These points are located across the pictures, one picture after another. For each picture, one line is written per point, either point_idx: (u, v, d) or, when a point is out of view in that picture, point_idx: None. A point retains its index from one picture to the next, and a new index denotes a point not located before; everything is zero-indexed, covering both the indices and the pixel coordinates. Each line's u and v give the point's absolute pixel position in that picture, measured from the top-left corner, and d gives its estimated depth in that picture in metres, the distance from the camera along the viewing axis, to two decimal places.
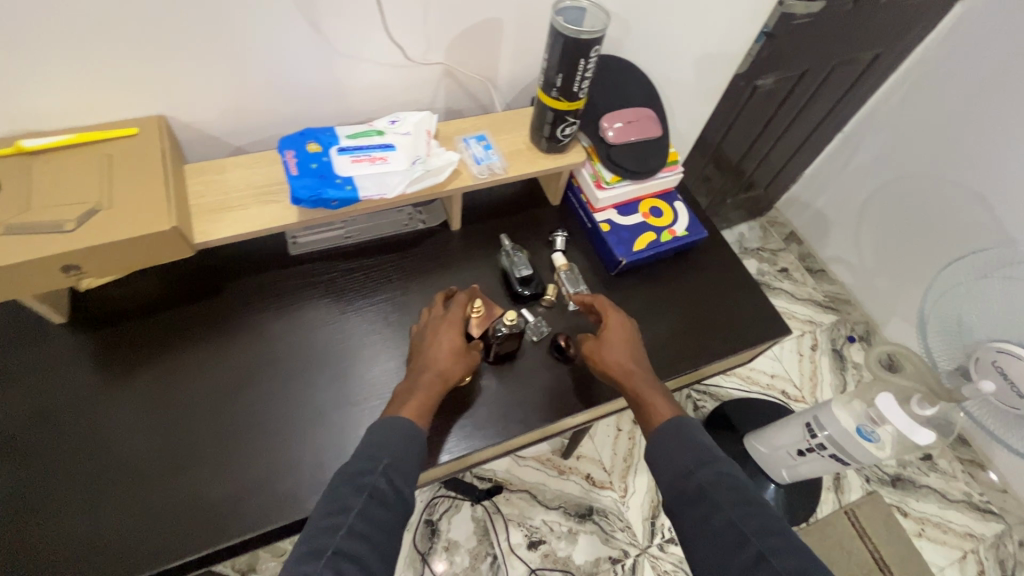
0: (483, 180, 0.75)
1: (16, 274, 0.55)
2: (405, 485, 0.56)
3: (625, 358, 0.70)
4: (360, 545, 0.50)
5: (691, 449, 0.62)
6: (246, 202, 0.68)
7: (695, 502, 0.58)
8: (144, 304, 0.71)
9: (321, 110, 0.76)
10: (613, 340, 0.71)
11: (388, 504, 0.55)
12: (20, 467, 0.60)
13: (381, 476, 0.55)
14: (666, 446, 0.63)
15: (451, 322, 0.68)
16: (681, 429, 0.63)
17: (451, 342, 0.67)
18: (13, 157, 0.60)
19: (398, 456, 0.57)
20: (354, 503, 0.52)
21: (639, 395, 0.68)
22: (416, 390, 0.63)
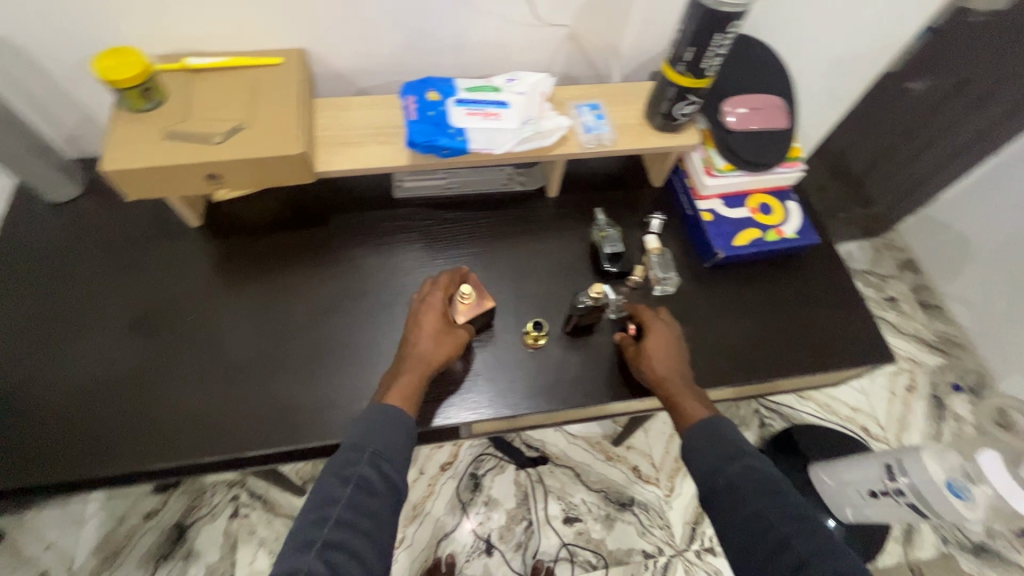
0: (590, 150, 0.74)
1: (170, 175, 0.62)
2: (394, 473, 0.58)
3: (664, 359, 0.68)
4: (347, 532, 0.53)
5: (719, 444, 0.61)
6: (365, 139, 0.71)
7: (718, 493, 0.57)
8: (263, 221, 0.78)
9: (443, 60, 0.78)
10: (652, 340, 0.69)
11: (379, 493, 0.56)
12: (151, 342, 0.70)
13: (367, 466, 0.57)
14: (698, 444, 0.61)
15: (431, 304, 0.68)
16: (717, 434, 0.61)
17: (434, 327, 0.67)
18: (178, 73, 0.67)
19: (383, 446, 0.59)
20: (341, 495, 0.55)
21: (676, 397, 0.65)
22: (399, 375, 0.64)
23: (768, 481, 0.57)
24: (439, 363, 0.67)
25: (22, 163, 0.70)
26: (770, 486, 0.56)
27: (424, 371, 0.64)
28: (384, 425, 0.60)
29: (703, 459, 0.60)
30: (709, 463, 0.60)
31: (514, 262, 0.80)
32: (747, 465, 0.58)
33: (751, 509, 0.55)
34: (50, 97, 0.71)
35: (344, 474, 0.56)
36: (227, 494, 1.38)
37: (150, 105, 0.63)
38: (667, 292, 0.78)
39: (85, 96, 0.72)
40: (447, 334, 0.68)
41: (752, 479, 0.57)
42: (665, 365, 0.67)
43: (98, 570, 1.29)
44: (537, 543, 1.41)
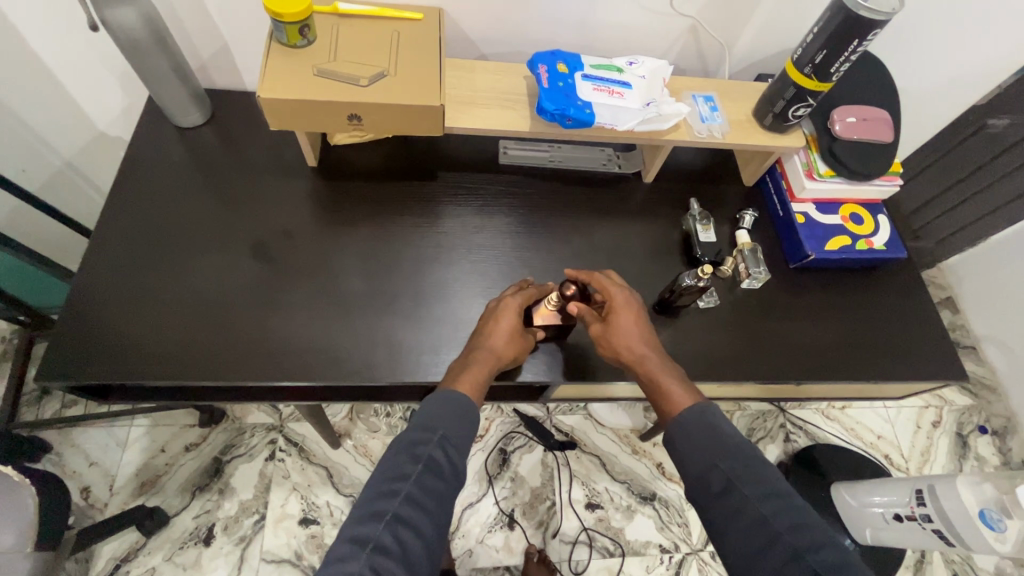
0: (701, 139, 0.77)
1: (316, 111, 0.66)
2: (459, 457, 0.57)
3: (633, 341, 0.63)
4: (415, 510, 0.52)
5: (713, 438, 0.54)
6: (490, 102, 0.74)
7: (715, 493, 0.51)
8: (375, 171, 0.82)
9: (566, 36, 0.81)
10: (615, 319, 0.65)
11: (443, 474, 0.55)
12: (270, 268, 0.74)
13: (436, 447, 0.55)
14: (685, 441, 0.54)
15: (511, 306, 0.68)
16: (703, 419, 0.55)
17: (510, 325, 0.67)
18: (328, 16, 0.70)
19: (452, 431, 0.57)
20: (411, 472, 0.53)
21: (654, 378, 0.61)
22: (469, 364, 0.63)
23: (771, 478, 0.51)
24: (506, 361, 0.66)
25: (165, 86, 0.74)
26: (774, 488, 0.50)
27: (494, 366, 0.64)
28: (456, 411, 0.58)
29: (698, 459, 0.53)
30: (702, 463, 0.52)
31: (607, 238, 0.83)
32: (749, 464, 0.52)
33: (757, 515, 0.49)
34: (197, 26, 0.75)
35: (415, 452, 0.54)
36: (265, 437, 1.42)
37: (304, 43, 0.66)
38: (754, 286, 0.81)
39: (228, 28, 0.75)
40: (519, 336, 0.68)
41: (756, 478, 0.51)
42: (635, 347, 0.63)
43: (138, 493, 1.33)
44: (559, 524, 1.44)
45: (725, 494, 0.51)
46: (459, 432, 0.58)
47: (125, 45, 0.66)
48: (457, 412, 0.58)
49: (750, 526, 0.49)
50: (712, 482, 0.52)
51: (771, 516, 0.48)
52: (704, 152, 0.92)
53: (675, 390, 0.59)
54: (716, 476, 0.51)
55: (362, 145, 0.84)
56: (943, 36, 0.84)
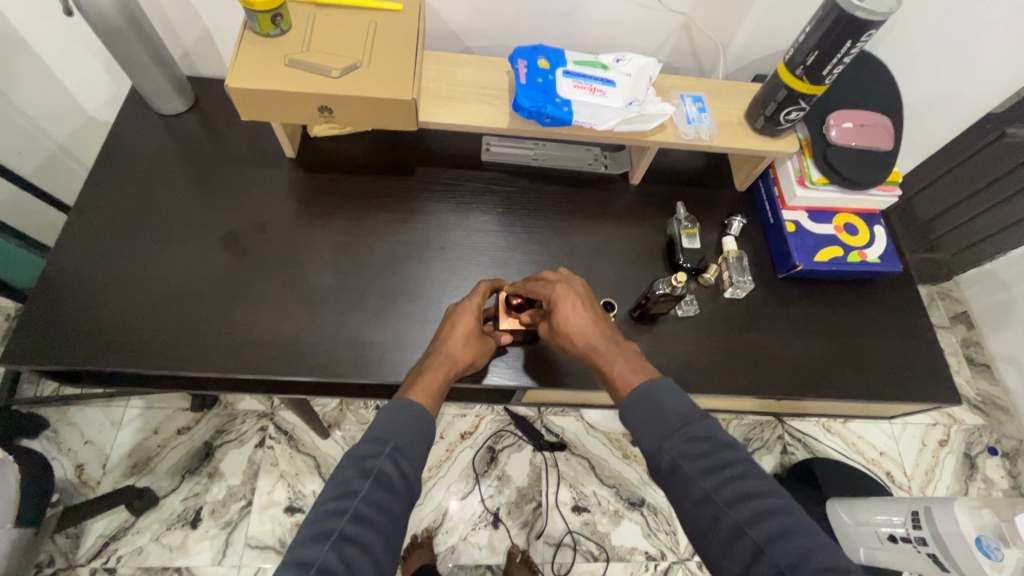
0: (687, 141, 0.74)
1: (287, 102, 0.65)
2: (412, 471, 0.55)
3: (579, 332, 0.62)
4: (364, 528, 0.50)
5: (657, 416, 0.52)
6: (468, 97, 0.72)
7: (668, 474, 0.50)
8: (354, 165, 0.81)
9: (553, 31, 0.78)
10: (555, 309, 0.63)
11: (394, 489, 0.53)
12: (241, 259, 0.74)
13: (386, 460, 0.54)
14: (636, 424, 0.53)
15: (467, 310, 0.67)
16: (649, 400, 0.54)
17: (466, 330, 0.66)
18: (304, 5, 0.69)
19: (406, 442, 0.56)
20: (359, 489, 0.52)
21: (604, 366, 0.59)
22: (423, 371, 0.62)
23: (718, 446, 0.50)
24: (463, 365, 0.65)
25: (145, 73, 0.74)
26: (719, 457, 0.49)
27: (448, 372, 0.62)
28: (410, 420, 0.57)
29: (645, 441, 0.52)
30: (650, 445, 0.52)
31: (589, 240, 0.81)
32: (691, 436, 0.51)
33: (704, 489, 0.48)
34: (177, 13, 0.74)
35: (363, 466, 0.53)
36: (255, 424, 1.43)
37: (277, 32, 0.65)
38: (737, 296, 0.78)
39: (208, 16, 0.75)
40: (478, 340, 0.67)
41: (697, 451, 0.50)
42: (580, 335, 0.61)
43: (129, 473, 1.35)
44: (544, 525, 1.43)
45: (674, 473, 0.50)
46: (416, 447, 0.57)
47: (102, 32, 0.66)
48: (413, 423, 0.57)
49: (699, 497, 0.48)
50: (660, 467, 0.51)
51: (714, 490, 0.48)
52: (695, 154, 0.89)
53: (624, 376, 0.57)
54: (664, 457, 0.51)
55: (342, 136, 0.82)
56: (949, 42, 0.80)
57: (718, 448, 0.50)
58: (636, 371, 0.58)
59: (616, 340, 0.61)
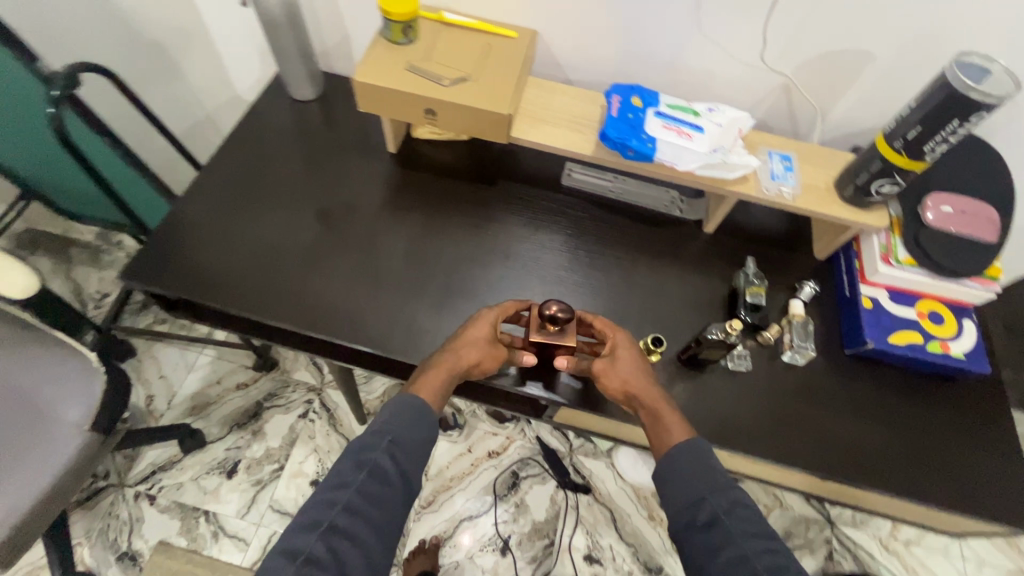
0: (767, 197, 0.73)
1: (400, 101, 0.72)
2: (405, 464, 0.59)
3: (631, 377, 0.66)
4: (353, 518, 0.54)
5: (703, 473, 0.56)
6: (559, 122, 0.77)
7: (701, 527, 0.53)
8: (444, 168, 0.88)
9: (653, 76, 0.82)
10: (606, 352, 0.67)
11: (387, 481, 0.57)
12: (329, 232, 0.82)
13: (382, 454, 0.58)
14: (677, 471, 0.57)
15: (484, 321, 0.69)
16: (693, 455, 0.57)
17: (473, 340, 0.68)
18: (432, 22, 0.77)
19: (403, 437, 0.60)
20: (353, 480, 0.56)
21: (652, 416, 0.63)
22: (425, 373, 0.66)
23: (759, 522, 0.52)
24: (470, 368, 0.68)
25: (289, 62, 0.86)
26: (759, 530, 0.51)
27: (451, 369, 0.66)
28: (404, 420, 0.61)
29: (683, 492, 0.55)
30: (688, 495, 0.55)
31: (651, 276, 0.82)
32: (714, 519, 0.53)
33: None
34: (327, 16, 0.86)
35: (359, 459, 0.57)
36: (304, 395, 1.52)
37: (405, 41, 0.74)
38: (796, 361, 0.75)
39: (351, 23, 0.86)
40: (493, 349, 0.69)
41: None
42: (629, 382, 0.65)
43: (188, 413, 1.48)
44: (552, 565, 1.38)
45: (708, 527, 0.52)
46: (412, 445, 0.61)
47: (265, 24, 0.78)
48: (409, 420, 0.61)
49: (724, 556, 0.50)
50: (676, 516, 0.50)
51: None
52: (777, 213, 0.88)
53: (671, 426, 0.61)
54: (703, 511, 0.53)
55: (440, 142, 0.90)
56: None
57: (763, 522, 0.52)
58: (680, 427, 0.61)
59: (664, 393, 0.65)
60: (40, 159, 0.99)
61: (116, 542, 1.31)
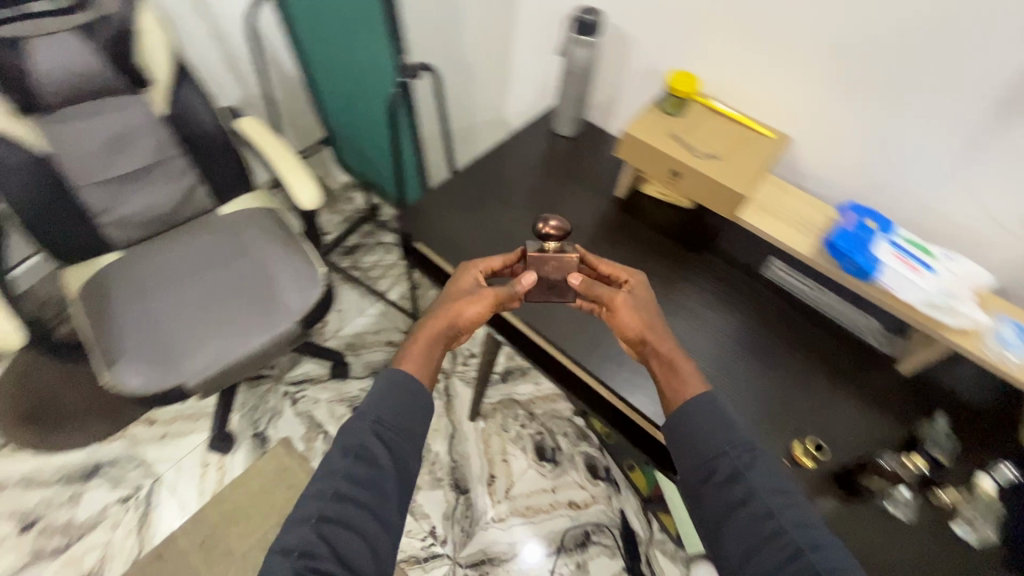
0: (987, 359, 0.71)
1: (650, 153, 0.85)
2: (392, 441, 0.64)
3: (643, 318, 0.74)
4: (348, 507, 0.58)
5: (723, 426, 0.60)
6: (788, 216, 0.84)
7: (750, 510, 0.54)
8: (661, 220, 0.99)
9: (900, 191, 0.89)
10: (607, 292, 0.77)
11: (381, 463, 0.62)
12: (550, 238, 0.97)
13: (369, 435, 0.63)
14: (712, 437, 0.59)
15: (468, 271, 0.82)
16: (711, 411, 0.61)
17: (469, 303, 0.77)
18: (704, 108, 0.91)
19: (385, 416, 0.65)
20: (341, 466, 0.61)
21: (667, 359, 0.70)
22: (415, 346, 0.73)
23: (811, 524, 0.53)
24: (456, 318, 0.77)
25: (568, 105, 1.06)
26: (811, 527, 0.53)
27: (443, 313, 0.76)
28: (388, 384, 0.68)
29: (705, 444, 0.59)
30: (718, 445, 0.58)
31: (824, 387, 0.81)
32: None
33: None
34: (625, 64, 1.08)
35: (346, 447, 0.62)
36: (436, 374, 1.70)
37: (675, 114, 0.88)
38: (968, 538, 0.70)
39: (641, 83, 1.07)
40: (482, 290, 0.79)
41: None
42: (637, 323, 0.73)
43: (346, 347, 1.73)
44: None
45: (745, 501, 0.55)
46: (398, 417, 0.66)
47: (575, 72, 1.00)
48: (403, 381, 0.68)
49: (770, 546, 0.52)
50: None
51: None
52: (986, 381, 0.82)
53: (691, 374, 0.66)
54: (726, 465, 0.57)
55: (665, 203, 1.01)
56: None
57: (800, 504, 0.55)
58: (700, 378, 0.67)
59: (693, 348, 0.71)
60: (355, 106, 1.27)
61: (258, 421, 1.57)
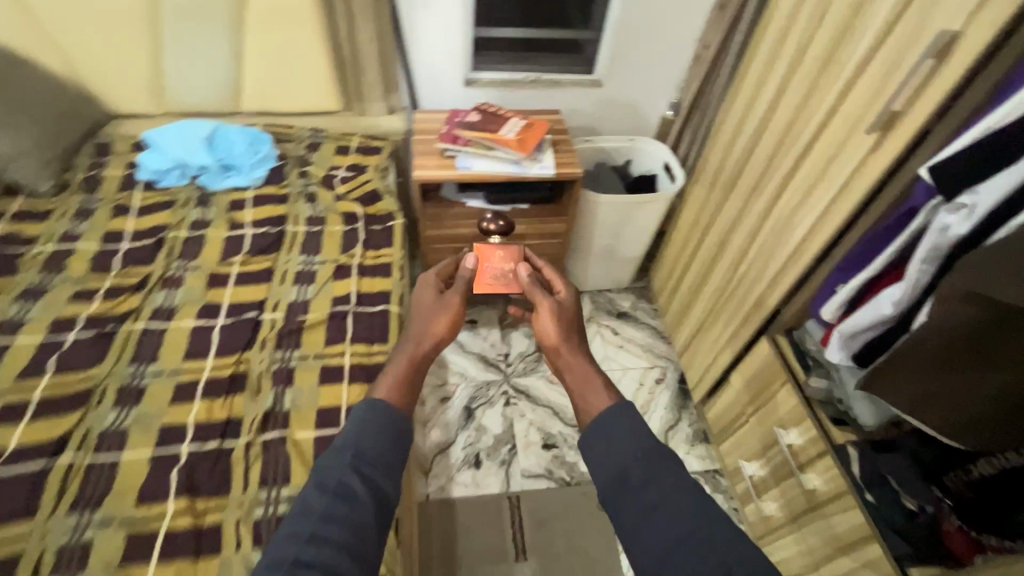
0: None
1: None
2: (364, 475, 0.72)
3: (561, 313, 1.02)
4: (327, 541, 0.65)
5: (623, 430, 0.76)
6: None
7: (640, 471, 0.71)
8: None
9: None
10: (543, 296, 1.07)
11: (348, 496, 0.69)
12: None
13: (349, 474, 0.71)
14: (623, 435, 0.75)
15: (428, 281, 1.11)
16: (626, 412, 0.78)
17: (447, 318, 1.01)
18: None
19: (363, 448, 0.74)
20: (318, 509, 0.67)
21: (579, 365, 0.91)
22: (399, 360, 0.89)
23: (703, 511, 0.67)
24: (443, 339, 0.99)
25: None
26: (716, 517, 0.67)
27: (407, 331, 0.97)
28: (376, 422, 0.77)
29: (621, 453, 0.74)
30: (629, 450, 0.73)
31: None
32: None
33: None
34: None
35: (322, 491, 0.68)
36: None
37: None
38: None
39: None
40: (436, 303, 1.03)
41: None
42: (552, 330, 0.97)
43: None
44: None
45: (638, 488, 0.70)
46: (376, 449, 0.75)
47: None
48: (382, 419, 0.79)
49: (640, 467, 0.72)
50: None
51: None
52: None
53: (593, 395, 0.83)
54: (641, 469, 0.71)
55: None
56: None
57: (643, 443, 0.74)
58: (576, 348, 0.94)
59: (579, 343, 0.96)
60: None
61: None
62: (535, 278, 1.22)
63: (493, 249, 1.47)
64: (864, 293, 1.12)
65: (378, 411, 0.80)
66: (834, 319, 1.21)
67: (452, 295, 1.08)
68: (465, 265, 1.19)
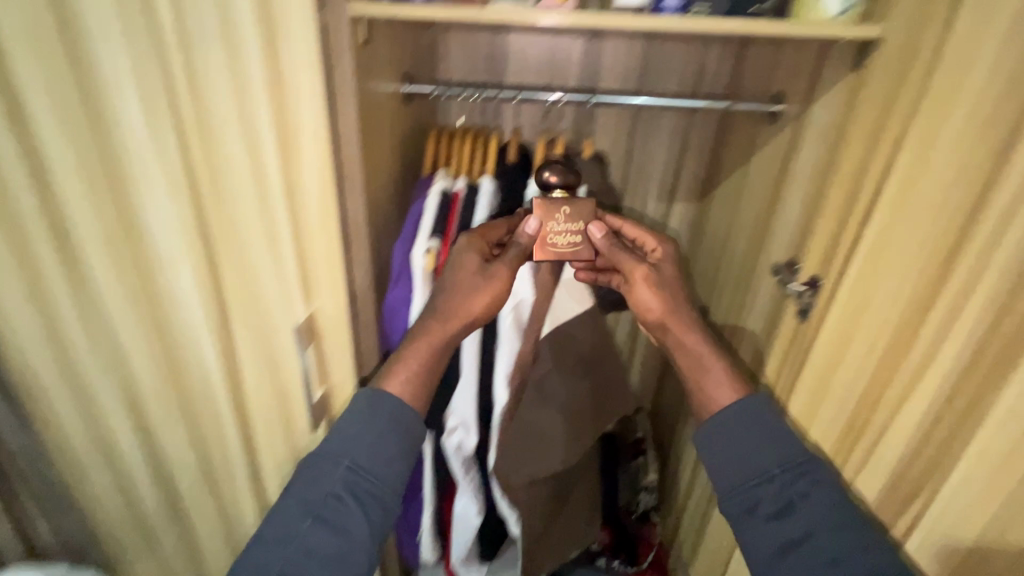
0: None
1: None
2: (356, 484, 0.64)
3: (673, 284, 0.75)
4: None
5: (756, 420, 0.65)
6: None
7: (773, 491, 0.61)
8: None
9: None
10: (631, 262, 0.74)
11: (338, 520, 0.62)
12: None
13: (337, 477, 0.63)
14: (758, 451, 0.63)
15: (472, 244, 0.74)
16: (753, 417, 0.65)
17: (486, 295, 0.72)
18: None
19: (347, 453, 0.65)
20: (282, 539, 0.60)
21: (704, 354, 0.71)
22: (404, 360, 0.69)
23: (867, 551, 0.55)
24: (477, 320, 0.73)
25: None
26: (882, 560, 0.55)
27: (428, 314, 0.71)
28: (374, 440, 0.65)
29: (757, 464, 0.63)
30: (763, 467, 0.62)
31: None
32: None
33: None
34: None
35: (297, 517, 0.62)
36: None
37: None
38: None
39: None
40: (493, 279, 0.73)
41: None
42: (659, 306, 0.72)
43: None
44: None
45: (778, 517, 0.59)
46: (371, 467, 0.65)
47: None
48: (385, 422, 0.66)
49: (776, 491, 0.60)
50: None
51: None
52: None
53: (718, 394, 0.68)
54: (771, 498, 0.61)
55: None
56: None
57: (788, 457, 0.63)
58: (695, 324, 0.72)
59: (685, 313, 0.73)
60: None
61: None
62: (615, 244, 0.75)
63: (557, 206, 0.72)
64: (441, 519, 0.90)
65: (376, 405, 0.67)
66: (437, 555, 0.94)
67: (501, 262, 0.73)
68: (521, 225, 0.73)
